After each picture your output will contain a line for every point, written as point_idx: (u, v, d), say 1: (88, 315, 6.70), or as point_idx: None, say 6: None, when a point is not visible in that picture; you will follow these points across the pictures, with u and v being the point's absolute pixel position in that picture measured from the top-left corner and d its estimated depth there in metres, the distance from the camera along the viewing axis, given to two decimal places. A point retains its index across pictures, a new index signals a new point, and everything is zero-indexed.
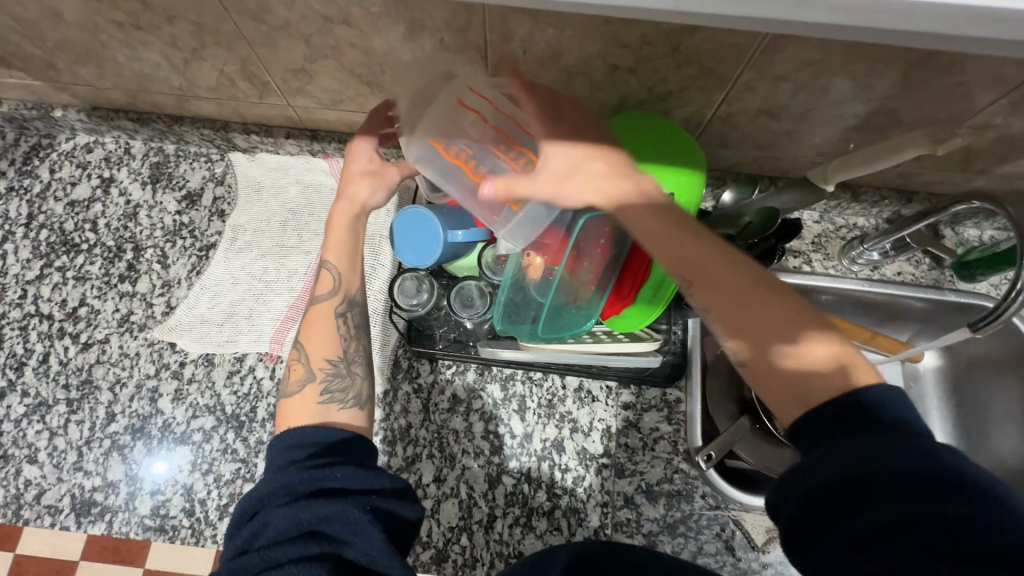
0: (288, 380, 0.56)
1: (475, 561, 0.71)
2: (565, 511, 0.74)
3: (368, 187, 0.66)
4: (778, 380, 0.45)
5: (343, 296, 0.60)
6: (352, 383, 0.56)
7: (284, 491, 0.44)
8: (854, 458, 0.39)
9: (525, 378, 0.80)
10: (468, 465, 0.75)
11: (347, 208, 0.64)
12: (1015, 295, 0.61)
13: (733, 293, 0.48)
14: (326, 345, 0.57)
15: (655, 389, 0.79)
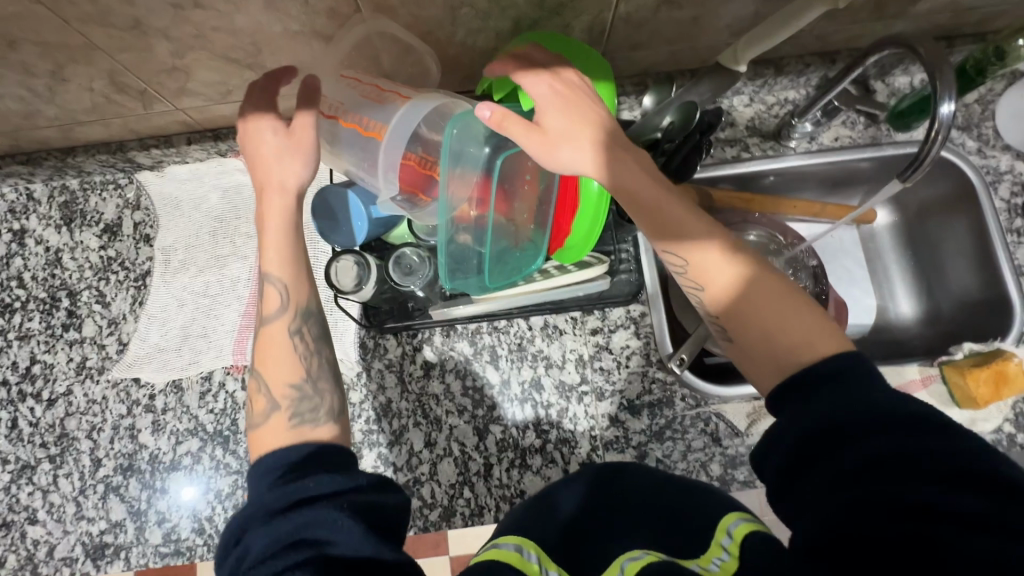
0: (254, 413, 0.55)
1: (482, 509, 0.74)
2: (557, 443, 0.76)
3: (296, 165, 0.60)
4: (758, 352, 0.50)
5: (296, 312, 0.59)
6: (320, 400, 0.56)
7: (261, 511, 0.45)
8: (848, 415, 0.42)
9: (491, 328, 0.80)
10: (455, 424, 0.77)
11: (288, 205, 0.60)
12: (934, 137, 0.61)
13: (720, 274, 0.53)
14: (286, 369, 0.56)
15: (618, 309, 0.80)
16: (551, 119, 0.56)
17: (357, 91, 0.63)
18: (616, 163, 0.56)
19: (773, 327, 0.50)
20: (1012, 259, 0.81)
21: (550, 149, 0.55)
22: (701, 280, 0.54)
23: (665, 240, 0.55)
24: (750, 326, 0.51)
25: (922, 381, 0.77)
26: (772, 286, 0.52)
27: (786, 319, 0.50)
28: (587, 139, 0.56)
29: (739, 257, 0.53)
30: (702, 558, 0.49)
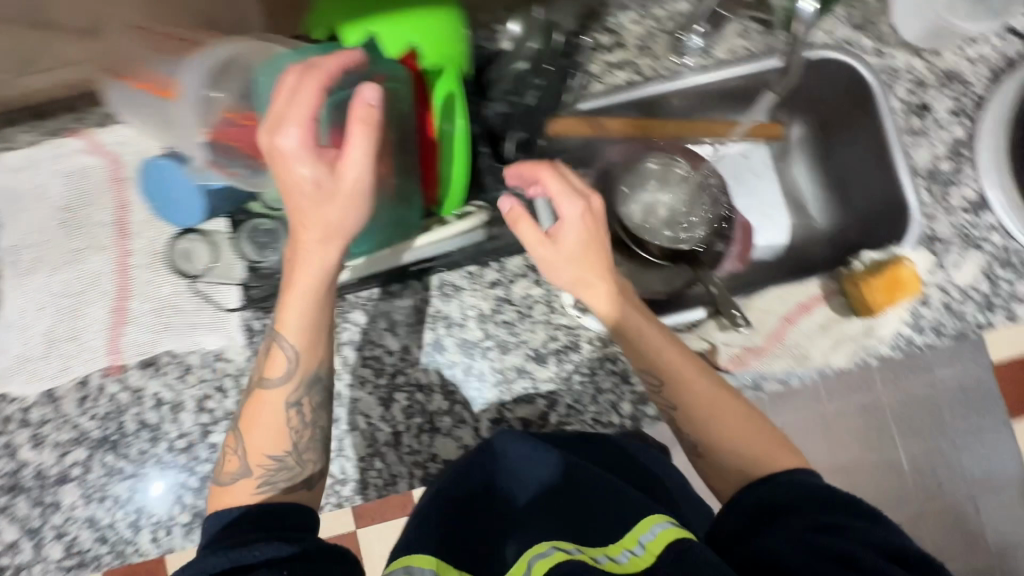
0: (224, 471, 0.60)
1: (395, 477, 0.73)
2: (464, 403, 0.74)
3: (337, 210, 0.53)
4: (717, 452, 0.62)
5: (296, 385, 0.61)
6: (300, 470, 0.61)
7: (202, 571, 0.50)
8: (790, 497, 0.55)
9: (384, 294, 0.75)
10: (358, 397, 0.74)
11: (318, 259, 0.56)
12: None
13: (706, 401, 0.62)
14: (273, 442, 0.60)
15: (516, 257, 0.76)
16: (566, 234, 0.61)
17: (153, 48, 0.60)
18: (620, 301, 0.63)
19: (739, 447, 0.61)
20: (908, 160, 0.79)
21: (554, 263, 0.62)
22: (679, 395, 0.63)
23: (655, 358, 0.63)
24: (716, 437, 0.62)
25: (824, 296, 0.76)
26: (737, 403, 0.63)
27: (747, 443, 0.61)
28: (596, 274, 0.62)
29: (722, 395, 0.63)
30: (611, 546, 0.52)
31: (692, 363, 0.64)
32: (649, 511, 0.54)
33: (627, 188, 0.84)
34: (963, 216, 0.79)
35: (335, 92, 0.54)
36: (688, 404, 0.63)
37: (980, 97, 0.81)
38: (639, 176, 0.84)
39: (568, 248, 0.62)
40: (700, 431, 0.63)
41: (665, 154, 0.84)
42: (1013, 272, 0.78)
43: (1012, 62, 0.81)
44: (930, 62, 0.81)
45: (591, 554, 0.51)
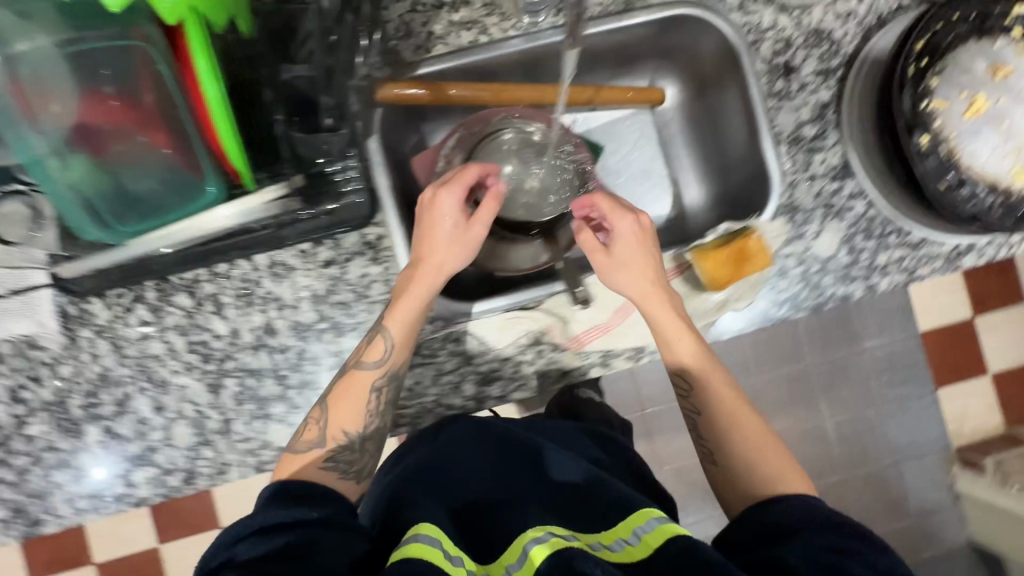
0: (300, 440, 0.61)
1: (226, 466, 0.70)
2: (299, 388, 0.71)
3: (456, 255, 0.65)
4: (739, 471, 0.61)
5: (386, 370, 0.64)
6: (359, 459, 0.62)
7: (256, 525, 0.49)
8: (800, 522, 0.53)
9: (211, 275, 0.71)
10: (185, 384, 0.70)
11: (432, 269, 0.64)
12: None
13: (732, 415, 0.64)
14: (348, 419, 0.62)
15: (352, 235, 0.72)
16: (621, 249, 0.66)
17: None
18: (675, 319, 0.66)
19: (761, 462, 0.61)
20: (771, 126, 0.75)
21: (609, 272, 0.66)
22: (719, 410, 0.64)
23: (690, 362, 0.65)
24: (739, 449, 0.62)
25: (674, 270, 0.74)
26: (760, 427, 0.63)
27: (771, 460, 0.61)
28: (647, 281, 0.66)
29: (758, 419, 0.64)
30: (605, 534, 0.50)
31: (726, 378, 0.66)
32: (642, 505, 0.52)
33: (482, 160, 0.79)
34: (825, 184, 0.75)
35: (81, 42, 0.49)
36: (717, 416, 0.64)
37: (848, 57, 0.77)
38: (494, 147, 0.79)
39: (624, 260, 0.66)
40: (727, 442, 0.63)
41: (517, 122, 0.79)
42: (874, 241, 0.76)
43: (884, 20, 0.77)
44: (798, 19, 0.76)
45: (585, 542, 0.49)
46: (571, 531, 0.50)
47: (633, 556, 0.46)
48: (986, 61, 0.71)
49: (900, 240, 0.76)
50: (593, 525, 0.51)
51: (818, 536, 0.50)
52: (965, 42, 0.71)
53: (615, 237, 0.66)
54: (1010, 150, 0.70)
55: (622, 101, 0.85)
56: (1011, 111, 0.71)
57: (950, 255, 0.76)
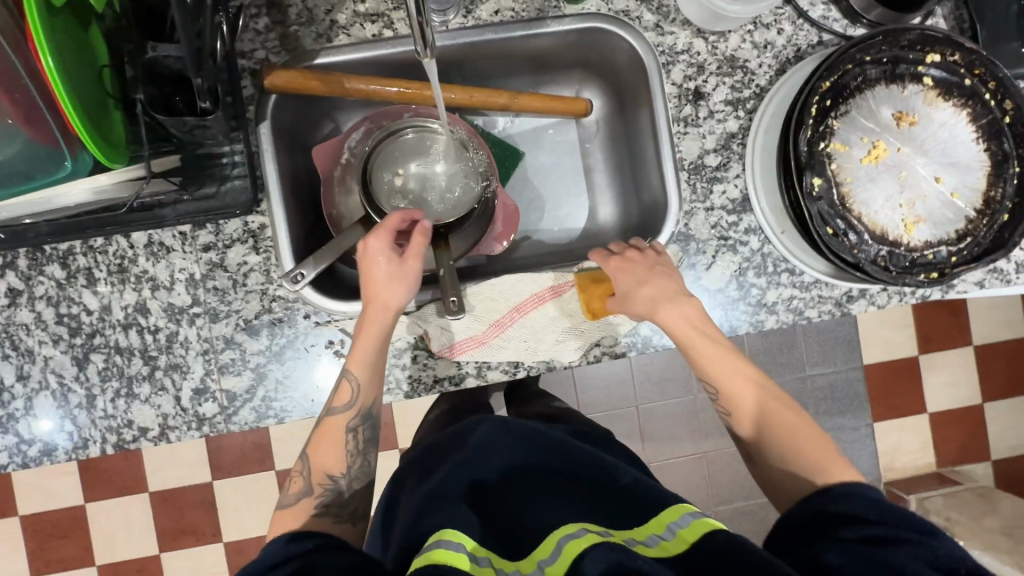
0: (289, 492, 0.64)
1: (86, 441, 0.69)
2: (167, 370, 0.70)
3: (399, 291, 0.66)
4: (780, 470, 0.63)
5: (358, 411, 0.66)
6: (350, 498, 0.65)
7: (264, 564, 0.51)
8: (858, 505, 0.53)
9: (85, 249, 0.69)
10: (50, 355, 0.69)
11: (387, 303, 0.65)
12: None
13: (772, 419, 0.65)
14: (332, 461, 0.65)
15: (234, 221, 0.71)
16: (620, 283, 0.69)
17: None
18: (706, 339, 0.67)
19: (812, 461, 0.61)
20: (674, 152, 0.74)
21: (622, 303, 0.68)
22: (751, 410, 0.66)
23: (740, 391, 0.66)
24: (780, 453, 0.63)
25: (558, 290, 0.74)
26: (800, 420, 0.64)
27: (808, 461, 0.61)
28: (656, 312, 0.67)
29: (796, 425, 0.64)
30: (637, 530, 0.53)
31: (767, 392, 0.66)
32: (678, 503, 0.56)
33: (382, 159, 0.79)
34: (723, 216, 0.75)
35: None
36: (759, 420, 0.65)
37: (761, 89, 0.75)
38: (395, 145, 0.79)
39: (626, 292, 0.68)
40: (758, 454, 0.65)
41: (418, 121, 0.79)
42: (765, 278, 0.75)
43: (802, 54, 0.75)
44: (713, 45, 0.75)
45: (618, 538, 0.52)
46: (606, 528, 0.53)
47: (672, 548, 0.50)
48: (892, 108, 0.71)
49: (792, 279, 0.75)
50: (626, 521, 0.55)
51: (866, 530, 0.50)
52: (873, 86, 0.71)
53: (614, 272, 0.69)
54: (905, 202, 0.70)
55: (544, 108, 0.81)
56: (909, 162, 0.70)
57: (841, 298, 0.75)
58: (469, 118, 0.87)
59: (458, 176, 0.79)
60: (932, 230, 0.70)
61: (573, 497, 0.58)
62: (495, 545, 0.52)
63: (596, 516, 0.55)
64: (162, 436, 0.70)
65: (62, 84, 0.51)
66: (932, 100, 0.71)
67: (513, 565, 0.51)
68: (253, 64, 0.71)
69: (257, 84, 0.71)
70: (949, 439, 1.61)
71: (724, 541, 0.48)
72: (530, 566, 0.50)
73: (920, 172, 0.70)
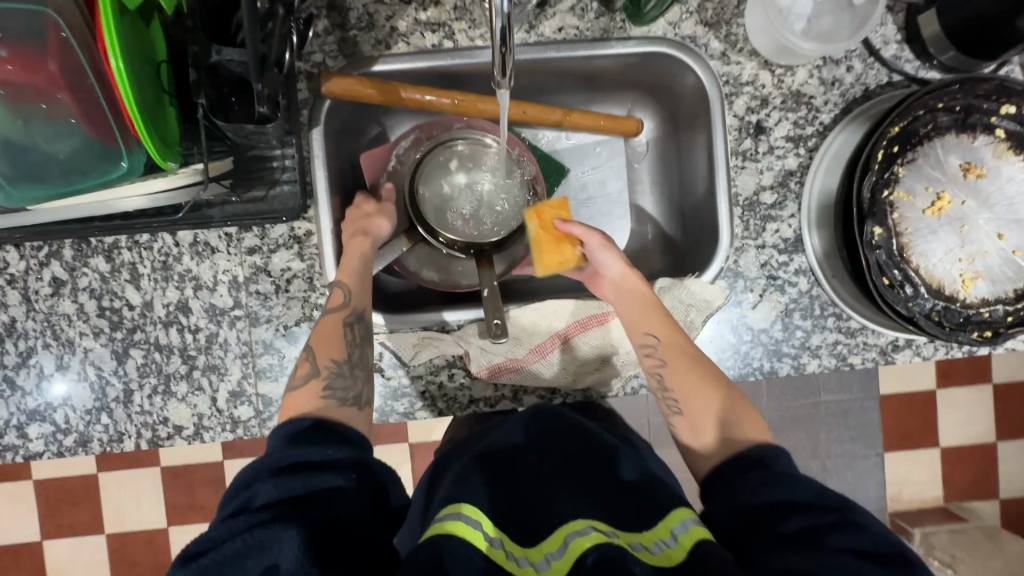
0: (294, 377, 0.61)
1: (121, 435, 0.70)
2: (204, 370, 0.70)
3: (381, 220, 0.70)
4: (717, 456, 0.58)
5: (353, 310, 0.64)
6: (354, 384, 0.61)
7: (272, 466, 0.50)
8: (816, 495, 0.49)
9: (130, 243, 0.69)
10: (90, 347, 0.69)
11: (370, 226, 0.69)
12: (494, 27, 0.46)
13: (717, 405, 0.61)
14: (333, 348, 0.62)
15: (280, 226, 0.70)
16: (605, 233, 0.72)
17: None
18: (638, 281, 0.69)
19: (733, 420, 0.60)
20: (730, 187, 0.73)
21: (599, 249, 0.70)
22: (675, 352, 0.65)
23: (646, 323, 0.66)
24: (717, 436, 0.59)
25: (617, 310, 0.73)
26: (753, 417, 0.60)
27: (741, 424, 0.59)
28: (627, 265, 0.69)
29: (704, 369, 0.63)
30: (644, 535, 0.50)
31: (726, 391, 0.63)
32: (681, 504, 0.53)
33: (431, 167, 0.78)
34: (773, 255, 0.74)
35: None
36: (698, 407, 0.62)
37: (824, 127, 0.73)
38: (445, 155, 0.79)
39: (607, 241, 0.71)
40: (676, 397, 0.63)
41: (472, 133, 0.79)
42: (811, 321, 0.74)
43: (870, 93, 0.73)
44: (779, 79, 0.72)
45: (624, 540, 0.49)
46: (612, 528, 0.50)
47: (676, 556, 0.47)
48: (960, 158, 0.69)
49: (837, 324, 0.74)
50: (636, 525, 0.51)
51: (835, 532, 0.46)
52: (943, 135, 0.68)
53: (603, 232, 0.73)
54: (964, 256, 0.68)
55: (597, 127, 0.79)
56: (972, 216, 0.69)
57: (886, 347, 0.74)
58: (519, 130, 0.85)
59: (506, 192, 0.79)
60: (989, 288, 0.68)
61: (592, 488, 0.55)
62: (505, 525, 0.51)
63: (606, 512, 0.52)
64: (197, 435, 0.70)
65: (129, 88, 0.50)
66: (1003, 152, 0.69)
67: (521, 551, 0.49)
68: (310, 67, 0.69)
69: (313, 88, 0.70)
70: (961, 476, 1.59)
71: (715, 551, 0.46)
72: (537, 556, 0.49)
73: (982, 227, 0.69)
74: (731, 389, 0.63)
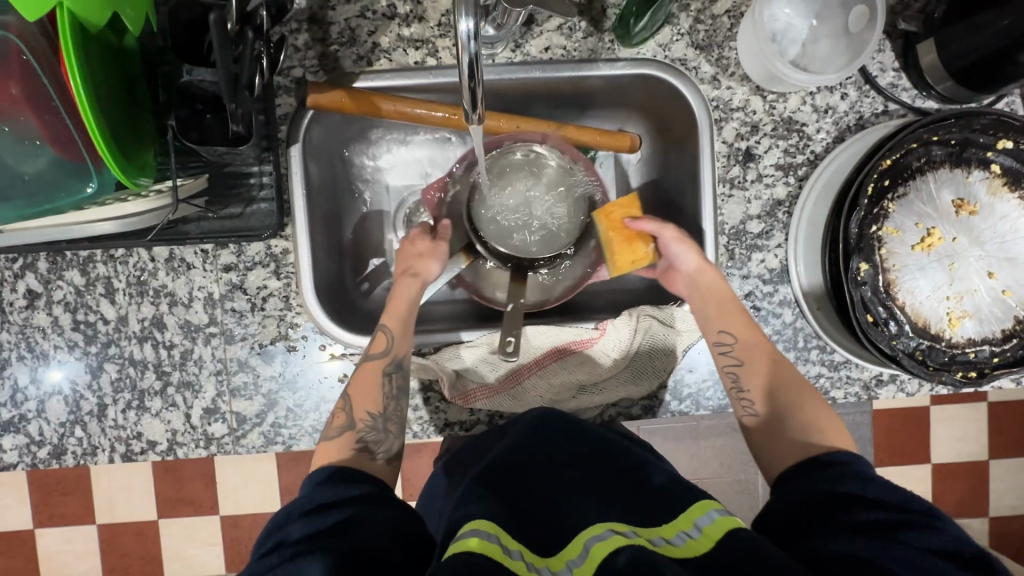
0: (331, 425, 0.61)
1: (95, 449, 0.70)
2: (179, 386, 0.70)
3: (432, 265, 0.69)
4: (796, 450, 0.56)
5: (394, 360, 0.64)
6: (386, 439, 0.62)
7: (302, 507, 0.50)
8: (873, 488, 0.48)
9: (106, 257, 0.68)
10: (64, 360, 0.69)
11: (423, 266, 0.69)
12: (461, 61, 0.44)
13: (794, 400, 0.60)
14: (369, 400, 0.62)
15: (257, 244, 0.69)
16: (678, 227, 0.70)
17: None
18: (716, 276, 0.67)
19: (811, 425, 0.57)
20: (716, 216, 0.71)
21: (673, 242, 0.67)
22: (751, 352, 0.63)
23: (722, 322, 0.65)
24: (791, 430, 0.57)
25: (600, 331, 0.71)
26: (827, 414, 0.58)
27: (819, 427, 0.57)
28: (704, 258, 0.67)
29: (780, 369, 0.62)
30: (665, 527, 0.49)
31: (799, 386, 0.61)
32: (703, 497, 0.52)
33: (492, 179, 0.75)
34: (758, 285, 0.72)
35: None
36: (778, 405, 0.60)
37: (816, 155, 0.71)
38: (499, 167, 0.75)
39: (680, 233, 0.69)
40: (750, 396, 0.62)
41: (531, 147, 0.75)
42: (794, 353, 0.73)
43: (864, 122, 0.71)
44: (770, 105, 0.71)
45: (646, 537, 0.48)
46: (632, 526, 0.49)
47: (703, 547, 0.45)
48: (953, 193, 0.67)
49: (821, 357, 0.73)
50: (655, 519, 0.50)
51: (906, 525, 0.45)
52: (936, 168, 0.67)
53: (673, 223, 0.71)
54: (952, 294, 0.67)
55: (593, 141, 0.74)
56: (963, 253, 0.67)
57: (869, 382, 0.73)
58: None
59: (564, 203, 0.76)
60: (977, 328, 0.67)
61: (612, 488, 0.54)
62: (523, 534, 0.50)
63: (626, 511, 0.51)
64: (170, 451, 0.70)
65: (90, 110, 0.48)
66: (997, 188, 0.67)
67: (543, 561, 0.48)
68: (289, 82, 0.68)
69: (293, 103, 0.68)
70: None
71: (752, 540, 0.45)
72: (559, 565, 0.47)
73: (972, 265, 0.67)
74: (805, 387, 0.61)
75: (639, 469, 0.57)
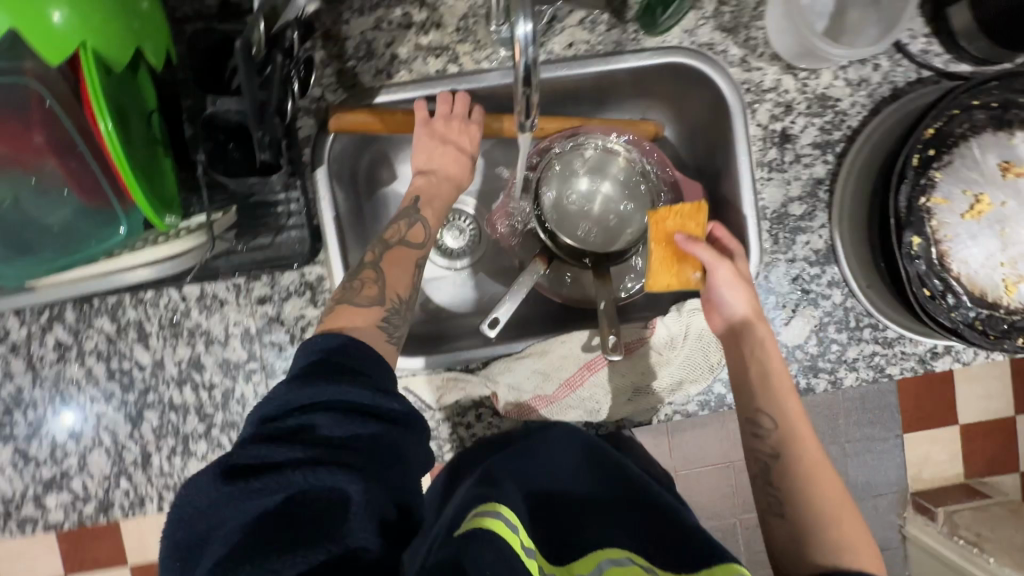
0: (359, 292, 0.56)
1: (143, 499, 0.67)
2: (222, 427, 0.67)
3: (463, 172, 0.66)
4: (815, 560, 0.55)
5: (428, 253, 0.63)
6: (405, 325, 0.57)
7: (323, 398, 0.43)
8: None
9: (135, 301, 0.66)
10: (102, 411, 0.67)
11: (453, 165, 0.65)
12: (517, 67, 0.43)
13: (827, 504, 0.57)
14: (403, 283, 0.59)
15: (290, 273, 0.67)
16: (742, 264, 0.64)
17: None
18: (766, 336, 0.63)
19: (838, 540, 0.55)
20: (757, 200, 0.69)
21: (721, 285, 0.63)
22: (790, 448, 0.60)
23: (762, 399, 0.61)
24: (815, 528, 0.56)
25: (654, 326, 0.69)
26: (852, 518, 0.57)
27: (843, 541, 0.55)
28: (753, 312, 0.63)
29: (818, 466, 0.59)
30: None
31: (832, 485, 0.58)
32: (729, 557, 0.49)
33: (561, 177, 0.74)
34: (805, 268, 0.71)
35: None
36: (806, 504, 0.58)
37: (852, 130, 0.70)
38: (567, 162, 0.74)
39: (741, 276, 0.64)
40: (778, 493, 0.59)
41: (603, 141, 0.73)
42: (847, 333, 0.71)
43: (897, 92, 0.70)
44: (802, 82, 0.69)
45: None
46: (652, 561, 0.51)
47: None
48: (998, 157, 0.65)
49: (874, 334, 0.71)
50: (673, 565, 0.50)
51: None
52: (980, 132, 0.65)
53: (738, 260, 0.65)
54: (1006, 260, 0.65)
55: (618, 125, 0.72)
56: (1015, 217, 0.65)
57: (925, 355, 0.72)
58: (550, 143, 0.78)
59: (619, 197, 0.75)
60: None
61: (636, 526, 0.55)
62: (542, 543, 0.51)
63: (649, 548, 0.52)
64: None
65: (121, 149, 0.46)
66: None
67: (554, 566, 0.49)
68: (310, 103, 0.66)
69: (316, 124, 0.66)
70: None
71: None
72: None
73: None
74: (840, 489, 0.58)
75: (657, 517, 0.56)
